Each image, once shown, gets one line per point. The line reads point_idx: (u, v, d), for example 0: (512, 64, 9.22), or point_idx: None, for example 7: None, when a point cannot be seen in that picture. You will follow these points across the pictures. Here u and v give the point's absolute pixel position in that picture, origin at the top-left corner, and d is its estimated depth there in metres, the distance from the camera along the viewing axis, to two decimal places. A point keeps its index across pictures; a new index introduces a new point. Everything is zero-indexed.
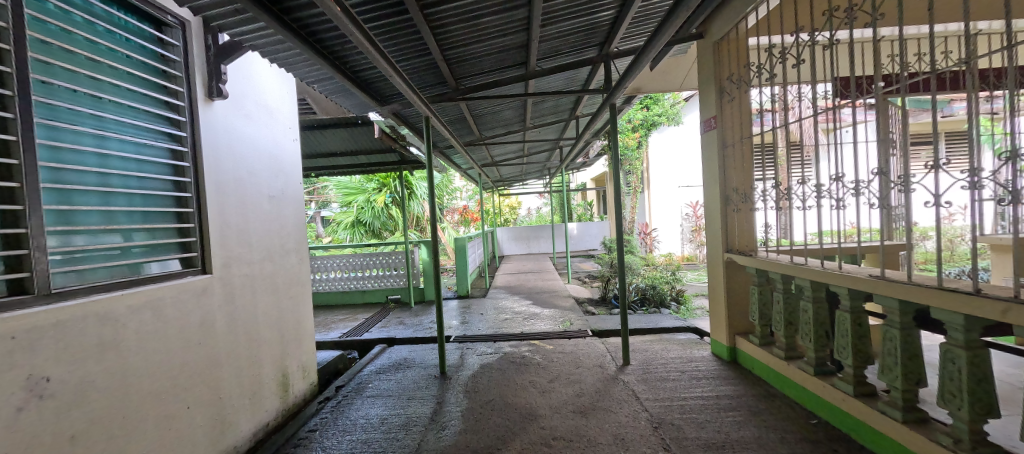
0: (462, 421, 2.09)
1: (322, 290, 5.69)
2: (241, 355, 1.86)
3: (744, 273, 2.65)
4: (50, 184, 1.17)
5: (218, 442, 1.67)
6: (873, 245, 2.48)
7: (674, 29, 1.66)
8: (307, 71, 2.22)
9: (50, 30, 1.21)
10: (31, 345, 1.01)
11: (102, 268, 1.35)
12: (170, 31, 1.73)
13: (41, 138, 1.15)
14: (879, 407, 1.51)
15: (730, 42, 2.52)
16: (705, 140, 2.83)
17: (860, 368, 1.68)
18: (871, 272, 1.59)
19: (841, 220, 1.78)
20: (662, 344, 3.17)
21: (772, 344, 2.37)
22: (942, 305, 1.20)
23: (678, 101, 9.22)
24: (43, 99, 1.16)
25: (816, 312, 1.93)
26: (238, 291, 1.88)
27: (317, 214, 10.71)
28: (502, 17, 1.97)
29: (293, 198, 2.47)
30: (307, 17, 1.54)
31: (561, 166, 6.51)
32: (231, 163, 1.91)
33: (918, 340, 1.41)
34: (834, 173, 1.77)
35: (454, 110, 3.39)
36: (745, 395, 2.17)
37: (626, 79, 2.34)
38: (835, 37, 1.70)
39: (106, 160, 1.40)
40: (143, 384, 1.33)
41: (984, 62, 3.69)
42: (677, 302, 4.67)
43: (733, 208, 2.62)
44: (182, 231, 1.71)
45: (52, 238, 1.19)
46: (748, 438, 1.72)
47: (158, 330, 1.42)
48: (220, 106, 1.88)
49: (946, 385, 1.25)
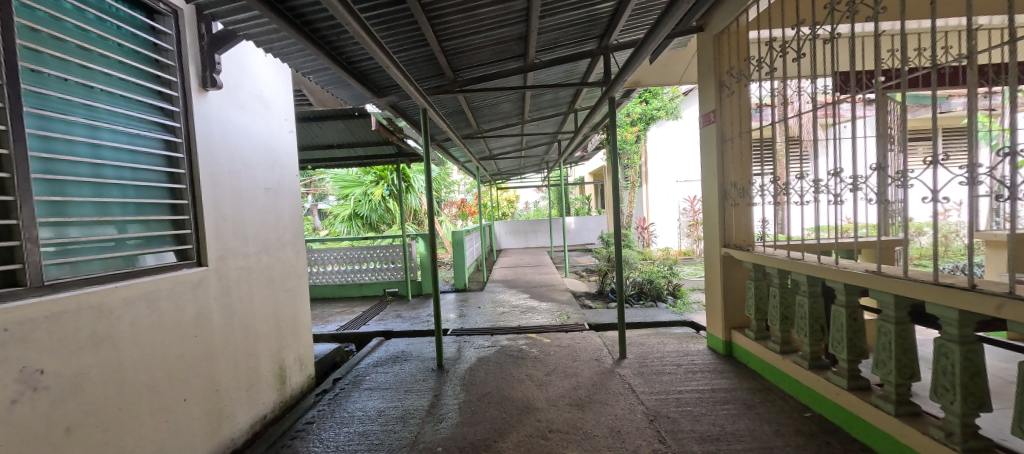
0: (459, 413, 2.10)
1: (321, 283, 5.68)
2: (238, 348, 1.86)
3: (741, 268, 2.66)
4: (42, 175, 1.15)
5: (216, 434, 1.69)
6: (871, 240, 2.50)
7: (675, 21, 1.63)
8: (302, 60, 2.19)
9: (40, 17, 1.19)
10: (25, 337, 1.00)
11: (96, 260, 1.34)
12: (162, 19, 1.68)
13: (33, 129, 1.14)
14: (874, 402, 1.52)
15: (731, 36, 2.50)
16: (705, 134, 2.79)
17: (854, 362, 1.69)
18: (867, 268, 1.59)
19: (838, 216, 1.77)
20: (659, 338, 3.20)
21: (768, 338, 2.38)
22: (939, 300, 1.20)
23: (678, 96, 9.22)
24: (33, 89, 1.13)
25: (812, 307, 1.94)
26: (235, 284, 1.87)
27: (314, 207, 10.67)
28: (501, 7, 1.95)
29: (289, 190, 2.45)
30: (302, 5, 1.51)
31: (560, 161, 6.53)
32: (225, 155, 1.89)
33: (913, 334, 1.42)
34: (832, 168, 1.76)
35: (452, 102, 3.36)
36: (739, 388, 2.19)
37: (626, 72, 2.28)
38: (835, 31, 1.62)
39: (98, 151, 1.38)
40: (139, 376, 1.33)
41: (981, 58, 3.72)
42: (673, 296, 4.73)
43: (731, 203, 2.61)
44: (177, 223, 1.68)
45: (45, 229, 1.17)
46: (742, 431, 1.74)
47: (154, 322, 1.41)
48: (215, 96, 1.85)
49: (940, 379, 1.27)
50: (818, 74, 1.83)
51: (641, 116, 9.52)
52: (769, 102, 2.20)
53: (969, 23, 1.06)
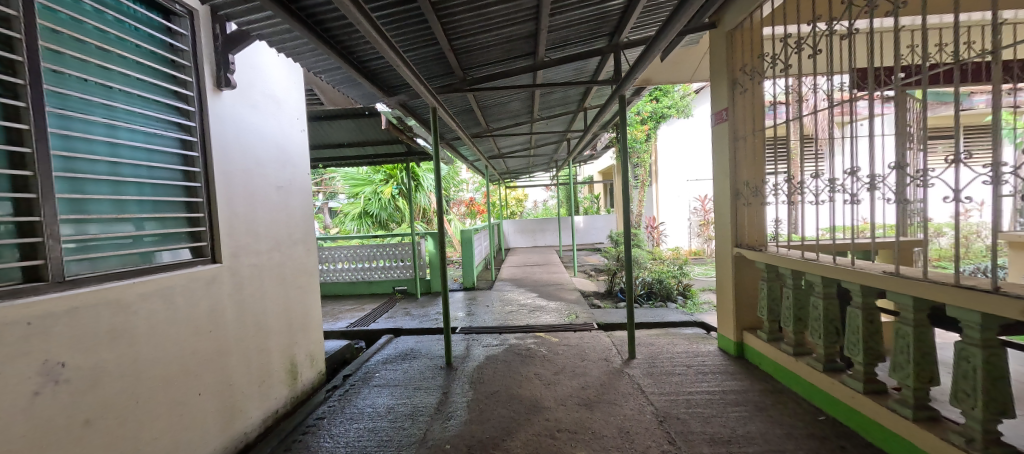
0: (467, 411, 2.11)
1: (331, 280, 5.74)
2: (250, 343, 1.89)
3: (753, 268, 2.62)
4: (62, 173, 1.18)
5: (229, 428, 1.72)
6: (889, 240, 2.44)
7: (688, 17, 1.60)
8: (314, 60, 2.22)
9: (60, 19, 1.22)
10: (46, 331, 1.03)
11: (114, 256, 1.37)
12: (179, 20, 1.71)
13: (54, 128, 1.17)
14: (891, 406, 1.49)
15: (744, 32, 2.46)
16: (717, 133, 2.76)
17: (870, 365, 1.65)
18: (885, 269, 1.55)
19: (855, 216, 1.73)
20: (669, 339, 3.17)
21: (781, 340, 2.34)
22: (960, 303, 1.16)
23: (689, 94, 9.20)
24: (54, 89, 1.16)
25: (826, 308, 1.90)
26: (247, 281, 1.90)
27: (325, 205, 10.82)
28: (511, 5, 1.94)
29: (301, 188, 2.48)
30: (314, 5, 1.53)
31: (569, 160, 6.51)
32: (238, 153, 1.91)
33: (932, 337, 1.38)
34: (849, 167, 1.72)
35: (461, 101, 3.37)
36: (751, 390, 2.16)
37: (637, 70, 2.26)
38: (853, 27, 1.59)
39: (116, 150, 1.41)
40: (155, 370, 1.36)
41: (1006, 53, 3.60)
42: (683, 296, 4.69)
43: (743, 202, 2.57)
44: (192, 220, 1.71)
45: (65, 226, 1.21)
46: (754, 434, 1.72)
47: (169, 317, 1.44)
48: (228, 95, 1.88)
49: (959, 384, 1.24)
50: (835, 70, 1.80)
51: (652, 114, 9.34)
52: (783, 99, 2.16)
53: (995, 17, 1.03)
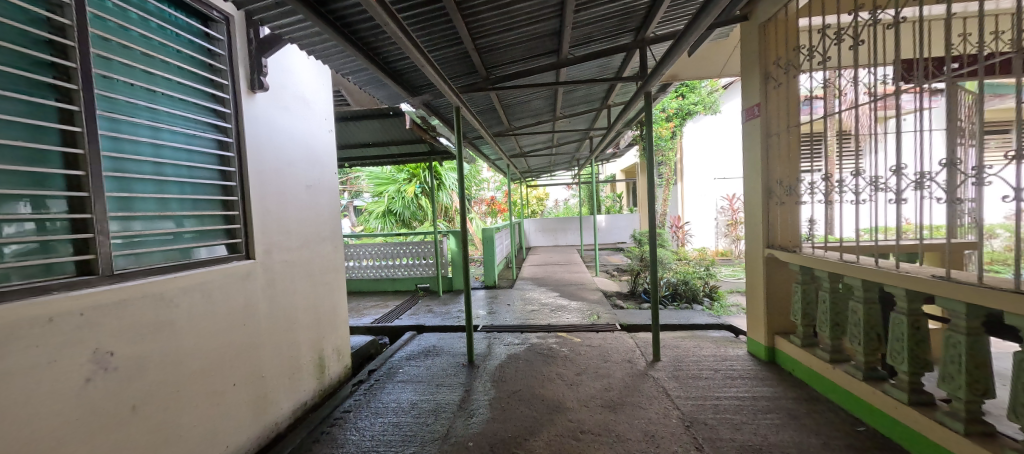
0: (489, 409, 2.11)
1: (356, 277, 5.89)
2: (281, 337, 1.96)
3: (787, 270, 2.51)
4: (111, 172, 1.25)
5: (261, 418, 1.78)
6: (938, 242, 2.28)
7: (720, 10, 1.55)
8: (341, 62, 2.27)
9: (109, 27, 1.29)
10: (96, 321, 1.10)
11: (157, 251, 1.45)
12: (215, 26, 1.79)
13: (104, 130, 1.24)
14: (940, 419, 1.40)
15: (779, 24, 2.35)
16: (748, 129, 2.66)
17: (917, 375, 1.55)
18: (935, 273, 1.45)
19: (900, 216, 1.63)
20: (695, 341, 3.08)
21: (816, 345, 2.24)
22: (1020, 311, 1.08)
23: (717, 89, 8.70)
24: (103, 93, 1.23)
25: (868, 313, 1.80)
26: (279, 277, 1.97)
27: (350, 204, 11.12)
28: (534, 3, 1.93)
29: (328, 187, 2.54)
30: (342, 8, 1.56)
31: (590, 159, 6.42)
32: (270, 153, 1.98)
33: (988, 347, 1.29)
34: (894, 164, 1.62)
35: (483, 100, 3.38)
36: (783, 397, 2.07)
37: (664, 66, 2.21)
38: (900, 16, 1.50)
39: (159, 150, 1.48)
40: (193, 360, 1.42)
41: None
42: (710, 299, 4.55)
43: (776, 201, 2.47)
44: (228, 218, 1.78)
45: (113, 223, 1.28)
46: (788, 443, 1.65)
47: (207, 310, 1.51)
48: (261, 97, 1.94)
49: (1019, 397, 1.15)
50: (879, 62, 1.70)
51: (677, 111, 8.84)
52: (821, 94, 2.06)
53: None
